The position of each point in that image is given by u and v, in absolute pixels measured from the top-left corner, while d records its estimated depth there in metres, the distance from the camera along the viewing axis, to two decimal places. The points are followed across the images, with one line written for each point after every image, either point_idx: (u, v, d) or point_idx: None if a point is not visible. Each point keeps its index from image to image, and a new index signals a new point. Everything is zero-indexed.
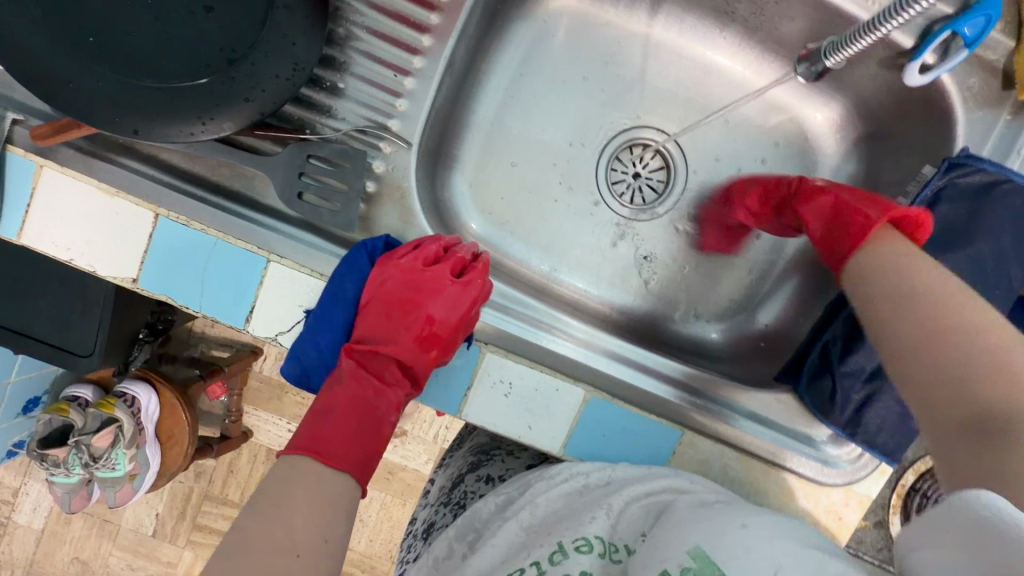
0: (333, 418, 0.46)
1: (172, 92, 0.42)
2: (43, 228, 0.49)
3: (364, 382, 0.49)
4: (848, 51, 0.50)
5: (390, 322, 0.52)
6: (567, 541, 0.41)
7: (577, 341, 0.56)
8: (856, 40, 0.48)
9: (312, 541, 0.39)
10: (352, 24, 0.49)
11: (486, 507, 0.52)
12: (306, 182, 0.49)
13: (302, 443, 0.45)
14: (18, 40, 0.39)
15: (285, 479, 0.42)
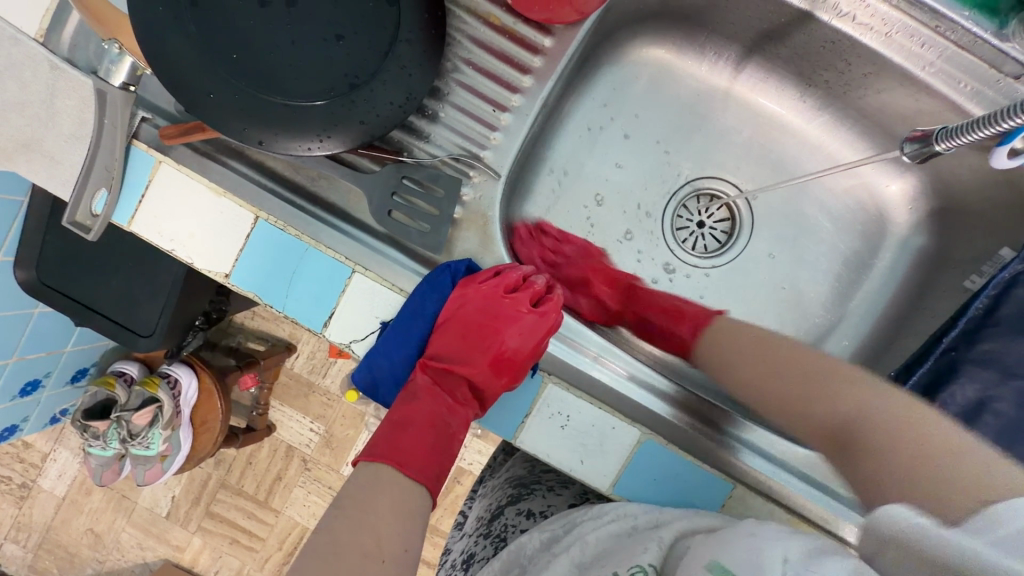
0: (413, 432, 0.48)
1: (297, 110, 0.45)
2: (153, 218, 0.53)
3: (442, 398, 0.51)
4: (961, 140, 0.48)
5: (467, 343, 0.55)
6: (624, 569, 0.43)
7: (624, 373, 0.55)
8: (969, 132, 0.46)
9: (395, 549, 0.43)
10: (460, 59, 0.52)
11: (530, 542, 0.54)
12: (397, 201, 0.52)
13: (384, 451, 0.46)
14: (172, 52, 0.43)
15: (360, 487, 0.44)
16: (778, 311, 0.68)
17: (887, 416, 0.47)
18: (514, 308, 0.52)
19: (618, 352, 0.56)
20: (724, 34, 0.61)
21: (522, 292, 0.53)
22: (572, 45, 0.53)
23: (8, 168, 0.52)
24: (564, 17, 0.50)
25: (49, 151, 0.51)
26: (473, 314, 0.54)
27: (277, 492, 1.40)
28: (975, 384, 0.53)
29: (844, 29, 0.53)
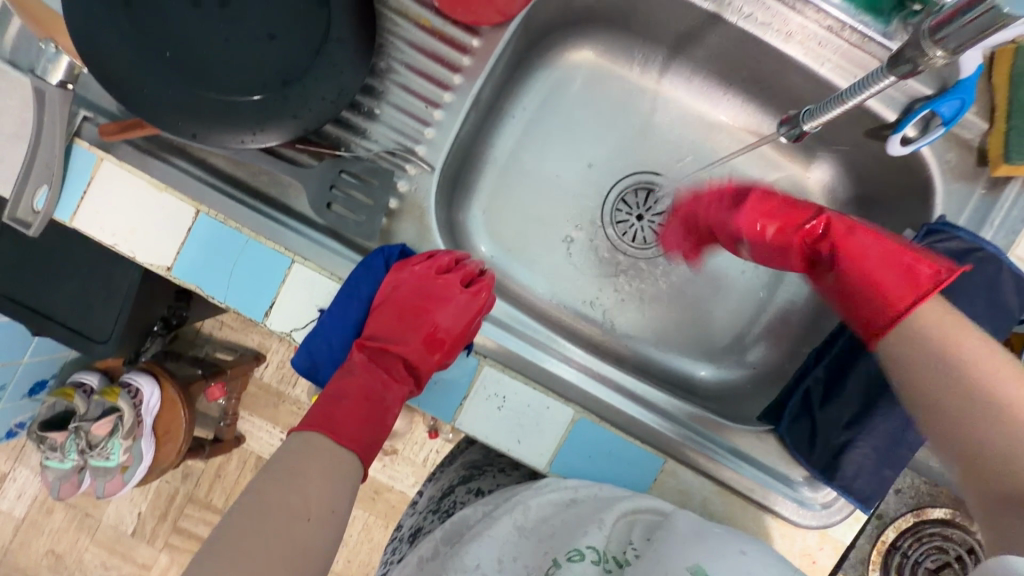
0: (346, 403, 0.50)
1: (230, 105, 0.48)
2: (94, 214, 0.54)
3: (377, 373, 0.53)
4: (821, 118, 0.51)
5: (403, 320, 0.56)
6: (562, 555, 0.44)
7: (577, 364, 0.59)
8: (827, 108, 0.49)
9: (323, 509, 0.43)
10: (393, 59, 0.55)
11: (473, 514, 0.56)
12: (335, 194, 0.54)
13: (318, 420, 0.49)
14: (104, 49, 0.45)
15: (292, 468, 0.44)
16: (711, 297, 0.71)
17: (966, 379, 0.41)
18: (445, 289, 0.54)
19: (569, 346, 0.61)
20: (648, 36, 0.65)
21: (453, 274, 0.55)
22: (498, 45, 0.56)
23: None
24: (489, 18, 0.54)
25: None
26: (407, 294, 0.54)
27: None
28: None
29: (749, 30, 0.57)
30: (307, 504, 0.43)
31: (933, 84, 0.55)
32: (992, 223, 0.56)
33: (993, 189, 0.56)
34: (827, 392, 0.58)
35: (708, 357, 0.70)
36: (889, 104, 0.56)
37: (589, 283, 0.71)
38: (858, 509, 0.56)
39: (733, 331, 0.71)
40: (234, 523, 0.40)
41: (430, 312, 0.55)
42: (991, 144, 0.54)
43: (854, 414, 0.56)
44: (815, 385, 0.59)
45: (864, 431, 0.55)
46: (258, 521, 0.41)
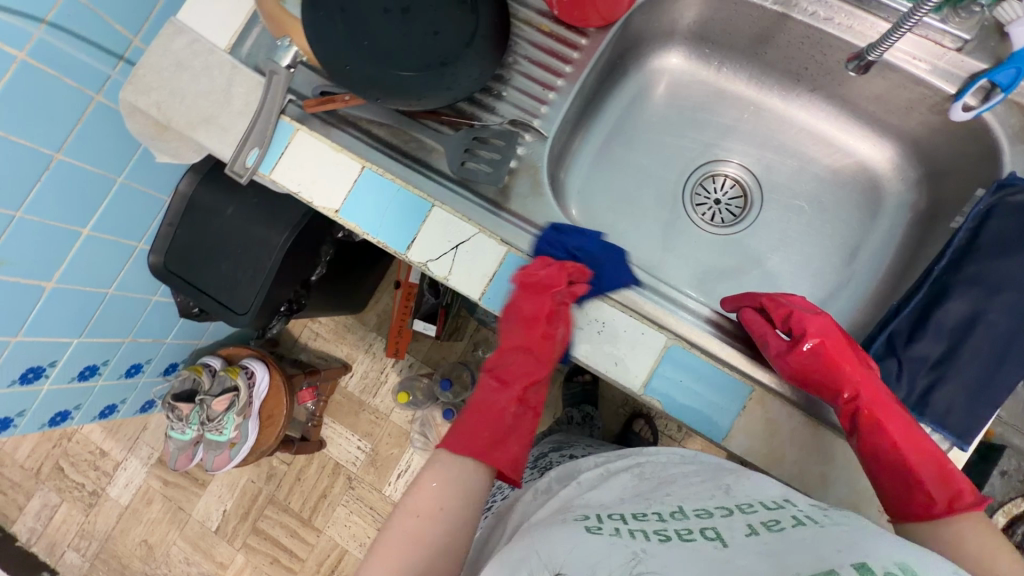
0: (481, 419, 0.64)
1: (406, 79, 0.63)
2: (285, 169, 0.70)
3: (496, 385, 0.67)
4: (886, 45, 0.60)
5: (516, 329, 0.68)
6: (688, 508, 0.52)
7: (692, 312, 0.67)
8: (890, 36, 0.58)
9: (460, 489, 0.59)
10: (519, 55, 0.71)
11: (587, 463, 0.68)
12: (470, 154, 0.69)
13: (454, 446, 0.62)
14: (324, 38, 0.62)
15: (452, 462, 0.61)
16: (791, 270, 0.78)
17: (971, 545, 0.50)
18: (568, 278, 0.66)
19: (683, 295, 0.68)
20: (722, 44, 0.77)
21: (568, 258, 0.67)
22: (601, 44, 0.71)
23: (190, 138, 0.72)
24: (593, 22, 0.69)
25: (222, 122, 0.71)
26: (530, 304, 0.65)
27: (321, 509, 1.53)
28: (967, 299, 0.60)
29: (814, 25, 0.67)
30: (468, 493, 0.59)
31: (988, 59, 0.62)
32: None
33: None
34: (912, 334, 0.61)
35: None
36: (950, 79, 0.64)
37: (673, 256, 0.80)
38: (958, 448, 0.59)
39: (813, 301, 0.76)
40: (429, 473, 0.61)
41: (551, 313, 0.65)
42: None
43: (941, 354, 0.60)
44: (899, 330, 0.62)
45: (953, 369, 0.59)
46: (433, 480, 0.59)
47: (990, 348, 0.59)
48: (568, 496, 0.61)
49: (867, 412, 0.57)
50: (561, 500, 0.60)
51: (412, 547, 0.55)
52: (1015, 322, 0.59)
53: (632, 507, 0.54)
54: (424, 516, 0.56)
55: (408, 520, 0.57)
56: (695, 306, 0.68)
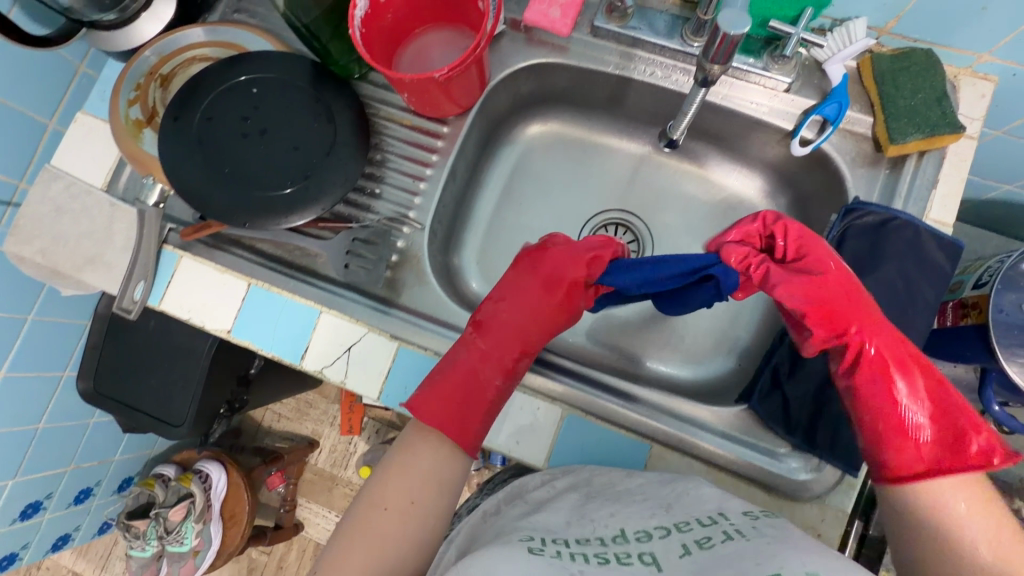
0: (472, 382, 0.59)
1: (271, 199, 0.65)
2: (175, 297, 0.71)
3: (492, 349, 0.61)
4: (684, 121, 0.67)
5: (534, 299, 0.64)
6: (629, 530, 0.49)
7: (625, 395, 0.66)
8: (682, 114, 0.66)
9: (404, 501, 0.51)
10: (386, 152, 0.73)
11: (532, 482, 0.61)
12: (352, 255, 0.70)
13: (427, 420, 0.56)
14: (185, 175, 0.64)
15: (429, 440, 0.55)
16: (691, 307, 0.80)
17: (961, 505, 0.48)
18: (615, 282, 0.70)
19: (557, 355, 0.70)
20: (587, 104, 0.81)
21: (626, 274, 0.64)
22: (463, 129, 0.74)
23: (77, 279, 0.72)
24: (450, 112, 0.71)
25: (108, 260, 0.72)
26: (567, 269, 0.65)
27: None
28: None
29: (655, 83, 0.71)
30: (447, 481, 0.54)
31: (813, 94, 0.66)
32: (902, 197, 0.64)
33: (897, 167, 0.65)
34: (792, 366, 0.64)
35: (688, 361, 0.77)
36: (785, 117, 0.68)
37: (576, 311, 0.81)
38: (850, 475, 0.59)
39: (715, 335, 0.78)
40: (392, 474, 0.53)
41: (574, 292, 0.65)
42: (879, 131, 0.64)
43: (821, 382, 0.62)
44: (781, 362, 0.64)
45: (834, 393, 0.61)
46: (397, 476, 0.52)
47: None
48: (505, 521, 0.54)
49: (875, 347, 0.54)
50: (507, 520, 0.54)
51: (378, 546, 0.48)
52: None
53: (573, 534, 0.49)
54: (397, 512, 0.50)
55: (374, 515, 0.50)
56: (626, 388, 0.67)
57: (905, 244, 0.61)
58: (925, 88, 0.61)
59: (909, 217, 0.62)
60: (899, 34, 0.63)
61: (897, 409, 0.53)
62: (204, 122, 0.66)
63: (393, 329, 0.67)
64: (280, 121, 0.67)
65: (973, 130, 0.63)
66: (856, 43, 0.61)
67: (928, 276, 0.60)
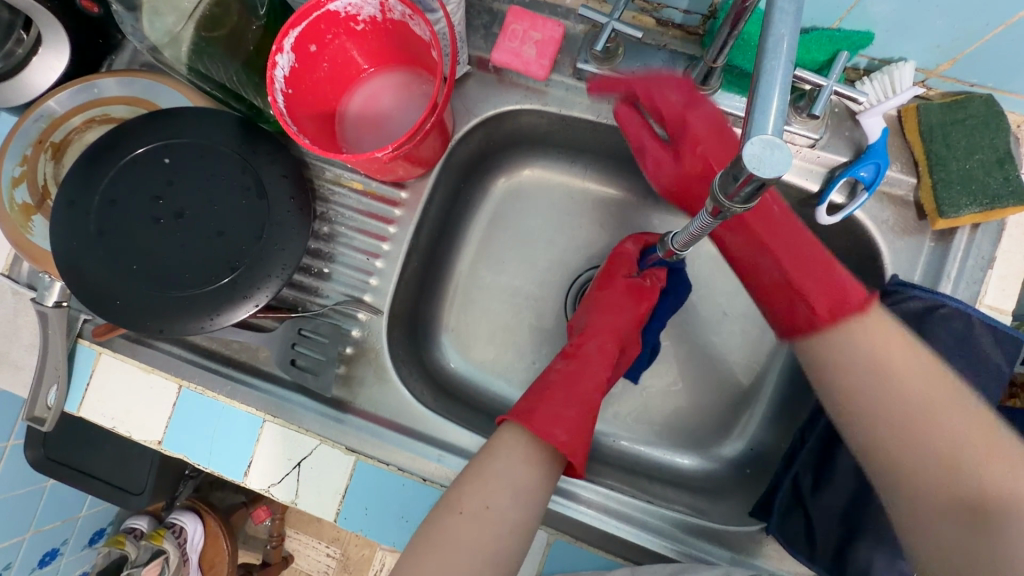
0: (573, 392, 0.55)
1: (191, 298, 0.53)
2: (95, 402, 0.61)
3: (585, 354, 0.59)
4: (693, 230, 0.41)
5: (625, 304, 0.63)
6: None
7: (600, 507, 0.56)
8: (686, 228, 0.42)
9: (478, 505, 0.48)
10: (335, 223, 0.62)
11: None
12: (299, 351, 0.59)
13: (540, 429, 0.51)
14: (87, 275, 0.53)
15: (512, 446, 0.50)
16: (695, 380, 0.71)
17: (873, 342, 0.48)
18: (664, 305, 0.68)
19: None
20: (573, 148, 0.69)
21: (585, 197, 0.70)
22: (424, 193, 0.62)
23: None
24: (410, 175, 0.59)
25: (14, 360, 0.61)
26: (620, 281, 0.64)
27: None
28: None
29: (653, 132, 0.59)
30: (528, 490, 0.49)
31: (848, 149, 0.54)
32: (949, 276, 0.53)
33: (944, 238, 0.54)
34: (816, 479, 0.54)
35: (692, 446, 0.69)
36: (809, 176, 0.56)
37: None
38: None
39: (722, 415, 0.70)
40: (465, 482, 0.49)
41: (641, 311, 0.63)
42: (924, 198, 0.53)
43: (850, 502, 0.52)
44: (804, 471, 0.55)
45: (869, 520, 0.51)
46: (471, 478, 0.49)
47: None
48: None
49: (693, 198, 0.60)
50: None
51: (452, 556, 0.46)
52: None
53: None
54: (473, 517, 0.47)
55: (450, 519, 0.47)
56: (602, 496, 0.56)
57: (954, 340, 0.51)
58: (984, 147, 0.50)
59: (961, 305, 0.51)
60: (953, 78, 0.50)
61: (824, 286, 0.52)
62: (106, 206, 0.55)
63: (348, 442, 0.57)
64: (199, 199, 0.56)
65: None
66: (901, 93, 0.50)
67: (982, 378, 0.50)
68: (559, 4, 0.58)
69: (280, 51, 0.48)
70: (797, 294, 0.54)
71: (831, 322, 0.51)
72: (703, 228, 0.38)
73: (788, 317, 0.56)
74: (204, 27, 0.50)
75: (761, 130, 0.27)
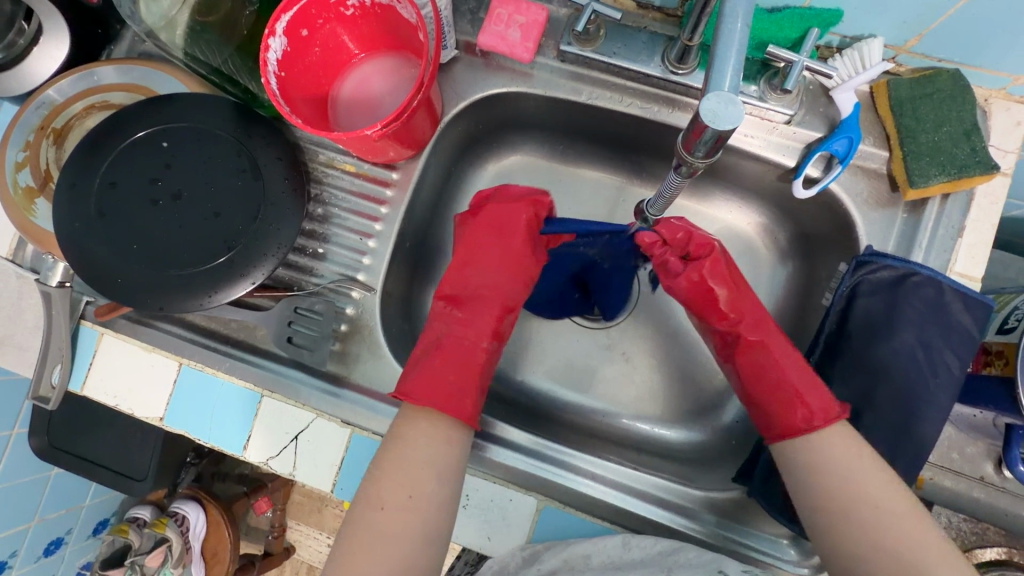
0: (446, 358, 0.56)
1: (189, 276, 0.55)
2: (98, 380, 0.63)
3: (470, 319, 0.60)
4: (670, 189, 0.44)
5: (500, 267, 0.63)
6: None
7: (596, 477, 0.59)
8: (663, 187, 0.44)
9: (397, 497, 0.49)
10: (329, 205, 0.64)
11: (513, 561, 0.57)
12: (295, 328, 0.61)
13: (425, 401, 0.53)
14: (89, 254, 0.55)
15: (417, 431, 0.51)
16: (683, 356, 0.73)
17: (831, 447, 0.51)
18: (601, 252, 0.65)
19: (514, 427, 0.61)
20: (560, 131, 0.71)
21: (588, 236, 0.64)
22: (415, 174, 0.64)
23: None
24: (400, 156, 0.61)
25: (19, 341, 0.63)
26: (529, 250, 0.65)
27: None
28: (844, 394, 0.55)
29: (636, 112, 0.61)
30: (443, 465, 0.51)
31: (821, 125, 0.56)
32: (922, 246, 0.55)
33: (916, 209, 0.56)
34: None
35: (680, 420, 0.71)
36: (786, 152, 0.58)
37: (557, 367, 0.73)
38: None
39: (709, 389, 0.72)
40: (381, 477, 0.50)
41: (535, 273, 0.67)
42: (896, 170, 0.55)
43: None
44: None
45: None
46: (385, 470, 0.50)
47: (881, 449, 0.53)
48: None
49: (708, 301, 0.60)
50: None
51: (385, 546, 0.47)
52: (899, 416, 0.52)
53: None
54: (395, 511, 0.48)
55: (371, 515, 0.48)
56: (603, 471, 0.59)
57: (925, 306, 0.53)
58: (951, 119, 0.52)
59: (932, 272, 0.53)
60: (921, 54, 0.52)
61: (814, 393, 0.53)
62: (106, 188, 0.56)
63: (344, 415, 0.59)
64: (196, 181, 0.58)
65: (1007, 164, 0.54)
66: (870, 69, 0.52)
67: (953, 342, 0.52)
68: None
69: (273, 34, 0.50)
70: (779, 407, 0.54)
71: (818, 427, 0.52)
72: (676, 184, 0.41)
73: (769, 417, 0.55)
74: (198, 12, 0.52)
75: (718, 87, 0.29)
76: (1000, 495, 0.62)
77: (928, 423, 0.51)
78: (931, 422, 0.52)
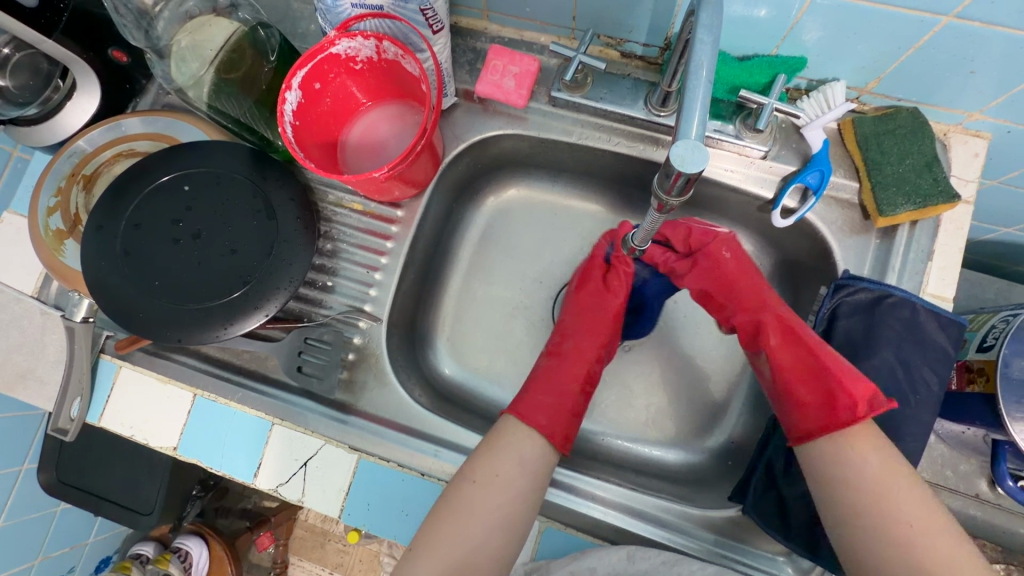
0: (556, 387, 0.61)
1: (206, 310, 0.59)
2: (115, 412, 0.66)
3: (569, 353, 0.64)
4: (649, 221, 0.47)
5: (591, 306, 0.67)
6: None
7: (604, 501, 0.59)
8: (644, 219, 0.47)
9: (488, 477, 0.54)
10: (338, 241, 0.68)
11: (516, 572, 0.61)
12: (304, 358, 0.63)
13: (525, 417, 0.58)
14: (113, 291, 0.58)
15: (524, 427, 0.57)
16: (679, 379, 0.75)
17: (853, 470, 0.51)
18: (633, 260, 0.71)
19: None
20: (553, 168, 0.75)
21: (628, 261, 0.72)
22: (418, 212, 0.68)
23: (10, 395, 0.67)
24: (404, 195, 0.66)
25: (41, 375, 0.66)
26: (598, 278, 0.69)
27: None
28: None
29: (623, 150, 0.66)
30: (533, 462, 0.56)
31: (795, 158, 0.61)
32: (896, 269, 0.59)
33: (889, 235, 0.60)
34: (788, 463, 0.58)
35: (677, 442, 0.73)
36: (765, 185, 0.63)
37: None
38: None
39: (705, 411, 0.74)
40: (476, 462, 0.55)
41: (615, 296, 0.67)
42: (866, 199, 0.59)
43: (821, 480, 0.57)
44: (776, 456, 0.60)
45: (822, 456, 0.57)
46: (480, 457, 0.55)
47: None
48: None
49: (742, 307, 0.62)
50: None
51: (472, 524, 0.52)
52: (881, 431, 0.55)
53: None
54: (486, 486, 0.53)
55: (465, 488, 0.53)
56: (610, 493, 0.60)
57: (900, 325, 0.56)
58: (913, 152, 0.56)
59: (907, 293, 0.56)
60: (882, 94, 0.57)
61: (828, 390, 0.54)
62: (131, 229, 0.61)
63: (351, 441, 0.61)
64: (215, 221, 0.62)
65: (968, 192, 0.58)
66: (837, 107, 0.56)
67: (930, 360, 0.55)
68: (535, 41, 0.65)
69: (289, 88, 0.55)
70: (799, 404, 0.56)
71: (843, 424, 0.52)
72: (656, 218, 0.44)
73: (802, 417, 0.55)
74: (223, 70, 0.57)
75: (686, 135, 0.34)
76: (995, 510, 0.63)
77: (912, 438, 0.54)
78: (915, 436, 0.54)
